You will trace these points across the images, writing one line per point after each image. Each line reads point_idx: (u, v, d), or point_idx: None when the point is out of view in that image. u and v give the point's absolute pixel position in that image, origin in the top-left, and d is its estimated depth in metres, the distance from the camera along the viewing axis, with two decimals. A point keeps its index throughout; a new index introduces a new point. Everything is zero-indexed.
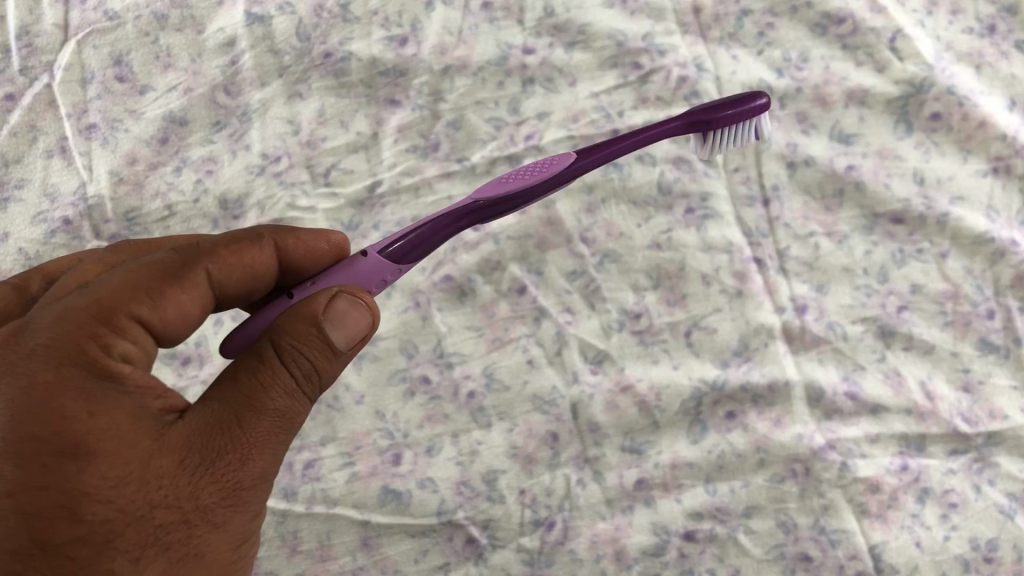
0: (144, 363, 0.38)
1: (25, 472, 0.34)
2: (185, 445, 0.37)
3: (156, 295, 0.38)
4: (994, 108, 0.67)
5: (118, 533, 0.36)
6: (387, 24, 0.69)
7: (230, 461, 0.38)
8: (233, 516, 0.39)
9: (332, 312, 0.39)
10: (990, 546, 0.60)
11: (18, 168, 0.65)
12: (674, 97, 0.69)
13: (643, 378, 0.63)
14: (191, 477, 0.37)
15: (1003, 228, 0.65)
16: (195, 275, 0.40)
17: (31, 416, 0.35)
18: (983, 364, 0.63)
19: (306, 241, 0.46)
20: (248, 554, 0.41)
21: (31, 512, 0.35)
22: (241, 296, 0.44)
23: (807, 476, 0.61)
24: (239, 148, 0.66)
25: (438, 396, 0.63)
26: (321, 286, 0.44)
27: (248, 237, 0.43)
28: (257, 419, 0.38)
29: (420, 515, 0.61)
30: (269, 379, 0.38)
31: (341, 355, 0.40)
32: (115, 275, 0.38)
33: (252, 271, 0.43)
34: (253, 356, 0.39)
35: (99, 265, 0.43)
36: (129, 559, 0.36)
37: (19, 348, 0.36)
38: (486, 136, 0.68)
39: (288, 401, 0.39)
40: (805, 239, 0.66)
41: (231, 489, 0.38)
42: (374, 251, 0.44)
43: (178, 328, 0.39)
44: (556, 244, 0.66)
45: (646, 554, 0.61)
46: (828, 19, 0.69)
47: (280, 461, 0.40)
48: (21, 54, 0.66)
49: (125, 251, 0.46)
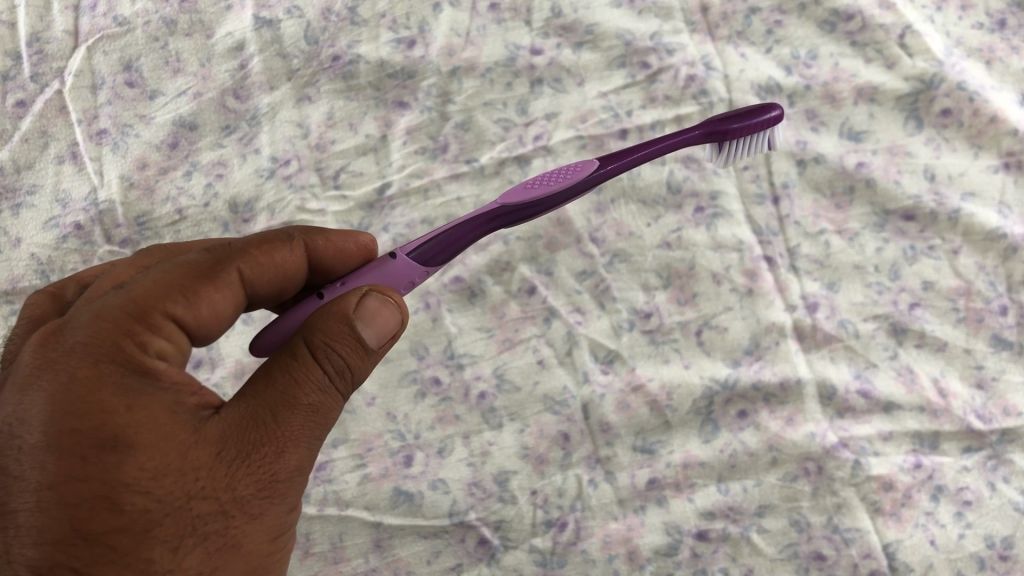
0: (178, 361, 0.38)
1: (66, 464, 0.35)
2: (221, 439, 0.38)
3: (190, 294, 0.39)
4: (1006, 103, 0.67)
5: (158, 523, 0.36)
6: (395, 26, 0.69)
7: (265, 454, 0.38)
8: (268, 509, 0.39)
9: (362, 310, 0.40)
10: (1005, 544, 0.60)
11: (30, 174, 0.66)
12: (682, 96, 0.68)
13: (655, 377, 0.63)
14: (227, 468, 0.37)
15: (1016, 224, 0.65)
16: (228, 274, 0.40)
17: (72, 410, 0.35)
18: (996, 361, 0.63)
19: (334, 241, 0.46)
20: (285, 548, 0.41)
21: (72, 503, 0.35)
22: (271, 296, 0.44)
23: (820, 474, 0.61)
24: (249, 151, 0.67)
25: (449, 397, 0.63)
26: (350, 286, 0.44)
27: (278, 238, 0.44)
28: (291, 414, 0.38)
29: (433, 516, 0.61)
30: (303, 376, 0.39)
31: (372, 352, 0.40)
32: (151, 274, 0.39)
33: (283, 272, 0.44)
34: (288, 354, 0.39)
35: (130, 268, 0.44)
36: (168, 548, 0.36)
37: (59, 345, 0.37)
38: (494, 138, 0.68)
39: (322, 397, 0.39)
40: (816, 237, 0.66)
41: (267, 482, 0.38)
42: (403, 253, 0.44)
43: (211, 326, 0.40)
44: (566, 244, 0.66)
45: (659, 554, 0.60)
46: (836, 16, 0.69)
47: (314, 456, 0.40)
48: (32, 61, 0.66)
49: (156, 253, 0.46)
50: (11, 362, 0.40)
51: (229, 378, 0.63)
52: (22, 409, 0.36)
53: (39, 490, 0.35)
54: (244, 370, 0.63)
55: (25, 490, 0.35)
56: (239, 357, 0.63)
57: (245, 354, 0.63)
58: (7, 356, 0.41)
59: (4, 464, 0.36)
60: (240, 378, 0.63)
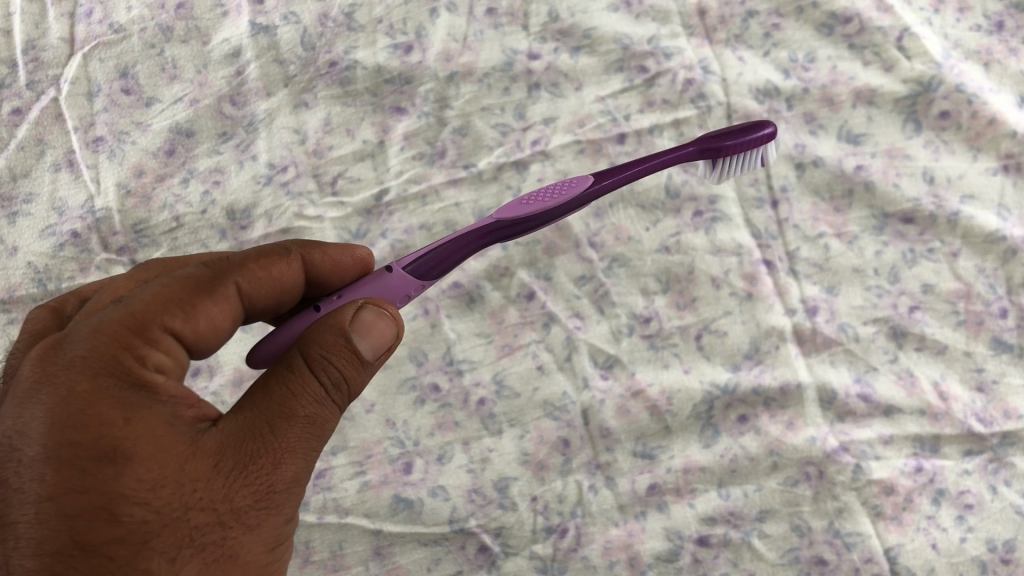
0: (177, 374, 0.38)
1: (65, 475, 0.35)
2: (219, 450, 0.37)
3: (188, 307, 0.38)
4: (1005, 105, 0.66)
5: (156, 534, 0.36)
6: (392, 32, 0.69)
7: (262, 465, 0.38)
8: (266, 519, 0.38)
9: (359, 323, 0.40)
10: (1007, 547, 0.60)
11: (26, 182, 0.65)
12: (680, 100, 0.68)
13: (655, 382, 0.63)
14: (225, 479, 0.37)
15: (1015, 226, 0.64)
16: (225, 288, 0.40)
17: (71, 422, 0.35)
18: (997, 364, 0.63)
19: (331, 255, 0.46)
20: (283, 557, 0.41)
21: (71, 514, 0.35)
22: (268, 309, 0.44)
23: (821, 478, 0.61)
24: (246, 158, 0.66)
25: (448, 404, 0.63)
26: (347, 299, 0.44)
27: (276, 251, 0.43)
28: (288, 425, 0.38)
29: (432, 523, 0.61)
30: (300, 388, 0.38)
31: (368, 364, 0.40)
32: (149, 287, 0.39)
33: (281, 285, 0.43)
34: (284, 366, 0.39)
35: (129, 282, 0.43)
36: (166, 558, 0.36)
37: (58, 358, 0.37)
38: (492, 143, 0.68)
39: (319, 408, 0.39)
40: (815, 240, 0.66)
41: (264, 493, 0.38)
42: (399, 267, 0.44)
43: (209, 339, 0.39)
44: (564, 249, 0.66)
45: (660, 560, 0.60)
46: (834, 19, 0.69)
47: (312, 467, 0.40)
48: (28, 69, 0.66)
49: (154, 267, 0.46)
50: (11, 375, 0.39)
51: (228, 385, 0.62)
52: (22, 421, 0.36)
53: (39, 501, 0.35)
54: (242, 377, 0.62)
55: (25, 502, 0.35)
56: (238, 364, 0.63)
57: (243, 362, 0.63)
58: (5, 370, 0.41)
59: (4, 476, 0.35)
60: (238, 386, 0.62)
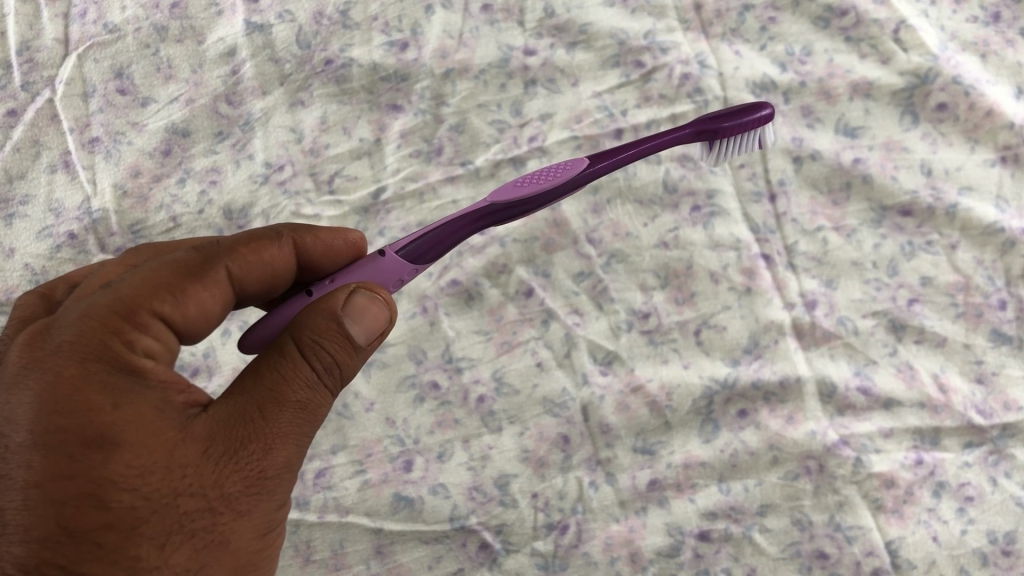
0: (166, 359, 0.38)
1: (53, 462, 0.34)
2: (209, 436, 0.37)
3: (178, 292, 0.38)
4: (1002, 97, 0.66)
5: (145, 520, 0.36)
6: (387, 29, 0.69)
7: (253, 451, 0.37)
8: (258, 505, 0.38)
9: (351, 307, 0.40)
10: (1008, 539, 0.60)
11: (22, 184, 0.65)
12: (676, 95, 0.68)
13: (655, 378, 0.63)
14: (216, 465, 0.37)
15: (1013, 217, 0.64)
16: (215, 273, 0.40)
17: (58, 408, 0.35)
18: (996, 356, 0.63)
19: (324, 239, 0.45)
20: (275, 544, 0.40)
21: (59, 501, 0.34)
22: (261, 294, 0.44)
23: (821, 472, 0.61)
24: (242, 157, 0.66)
25: (448, 401, 0.63)
26: (339, 284, 0.44)
27: (267, 234, 0.43)
28: (279, 411, 0.38)
29: (433, 521, 0.61)
30: (292, 373, 0.38)
31: (360, 349, 0.40)
32: (138, 272, 0.39)
33: (272, 270, 0.43)
34: (275, 351, 0.39)
35: (120, 266, 0.43)
36: (155, 545, 0.36)
37: (47, 344, 0.36)
38: (489, 139, 0.68)
39: (310, 393, 0.39)
40: (814, 235, 0.65)
41: (255, 478, 0.38)
42: (392, 251, 0.44)
43: (199, 324, 0.39)
44: (562, 246, 0.66)
45: (661, 555, 0.60)
46: (830, 12, 0.69)
47: (303, 453, 0.40)
48: (22, 70, 0.66)
49: (145, 252, 0.46)
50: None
51: (226, 385, 0.62)
52: (10, 407, 0.36)
53: (26, 488, 0.35)
54: None
55: (12, 488, 0.35)
56: (236, 364, 0.63)
57: (242, 361, 0.63)
58: None
59: None
60: None
